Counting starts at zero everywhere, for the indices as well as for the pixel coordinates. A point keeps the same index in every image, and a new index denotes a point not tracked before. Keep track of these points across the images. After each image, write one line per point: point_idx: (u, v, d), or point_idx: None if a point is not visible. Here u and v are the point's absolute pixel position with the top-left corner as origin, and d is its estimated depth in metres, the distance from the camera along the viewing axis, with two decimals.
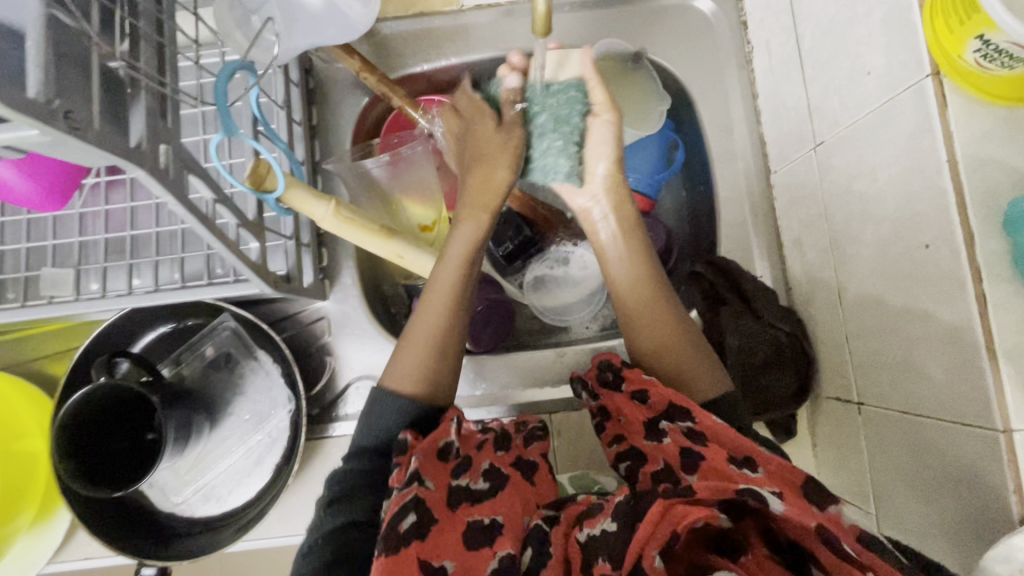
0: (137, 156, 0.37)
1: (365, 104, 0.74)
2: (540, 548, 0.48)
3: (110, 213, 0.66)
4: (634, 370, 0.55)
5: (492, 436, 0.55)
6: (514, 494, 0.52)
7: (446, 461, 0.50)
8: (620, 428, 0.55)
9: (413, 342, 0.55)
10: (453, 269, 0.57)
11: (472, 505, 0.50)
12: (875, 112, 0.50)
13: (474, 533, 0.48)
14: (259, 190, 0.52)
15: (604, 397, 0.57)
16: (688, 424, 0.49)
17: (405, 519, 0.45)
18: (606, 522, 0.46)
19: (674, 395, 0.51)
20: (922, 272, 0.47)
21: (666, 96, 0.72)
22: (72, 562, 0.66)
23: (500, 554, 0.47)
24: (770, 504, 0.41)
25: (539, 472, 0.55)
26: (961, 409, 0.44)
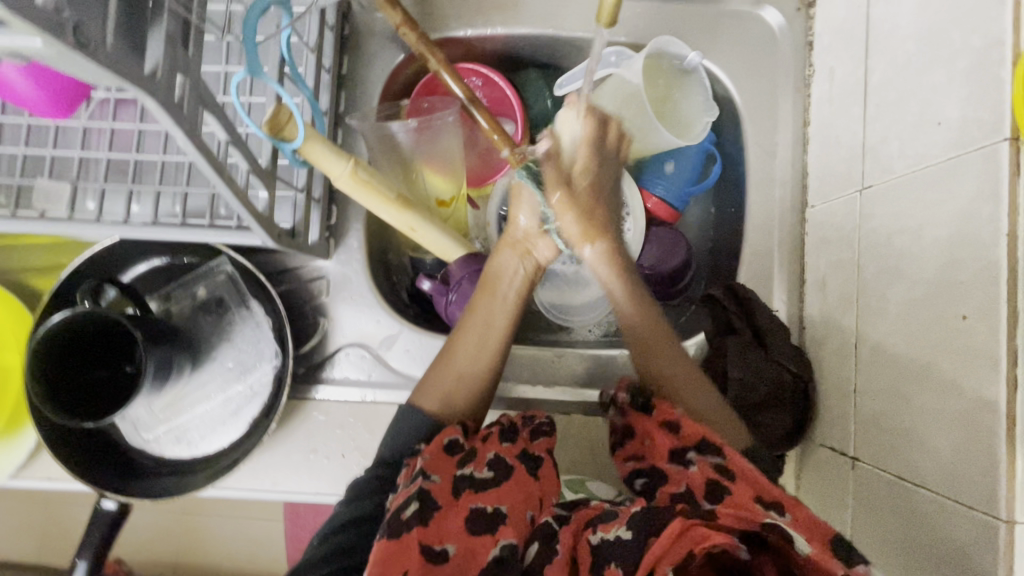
0: (150, 85, 0.34)
1: (398, 62, 0.70)
2: (547, 546, 0.44)
3: (116, 131, 0.62)
4: (667, 404, 0.54)
5: (497, 429, 0.53)
6: (516, 487, 0.48)
7: (456, 457, 0.49)
8: (641, 448, 0.55)
9: (449, 367, 0.57)
10: (490, 309, 0.59)
11: (476, 492, 0.47)
12: (936, 166, 0.47)
13: (479, 520, 0.46)
14: (278, 138, 0.49)
15: (633, 418, 0.57)
16: (718, 461, 0.48)
17: (410, 508, 0.44)
18: (621, 530, 0.42)
19: (708, 431, 0.50)
20: (951, 343, 0.45)
21: (713, 108, 0.68)
22: (34, 481, 0.63)
23: (502, 542, 0.45)
24: (795, 543, 0.40)
25: (546, 466, 0.51)
26: (961, 489, 0.43)
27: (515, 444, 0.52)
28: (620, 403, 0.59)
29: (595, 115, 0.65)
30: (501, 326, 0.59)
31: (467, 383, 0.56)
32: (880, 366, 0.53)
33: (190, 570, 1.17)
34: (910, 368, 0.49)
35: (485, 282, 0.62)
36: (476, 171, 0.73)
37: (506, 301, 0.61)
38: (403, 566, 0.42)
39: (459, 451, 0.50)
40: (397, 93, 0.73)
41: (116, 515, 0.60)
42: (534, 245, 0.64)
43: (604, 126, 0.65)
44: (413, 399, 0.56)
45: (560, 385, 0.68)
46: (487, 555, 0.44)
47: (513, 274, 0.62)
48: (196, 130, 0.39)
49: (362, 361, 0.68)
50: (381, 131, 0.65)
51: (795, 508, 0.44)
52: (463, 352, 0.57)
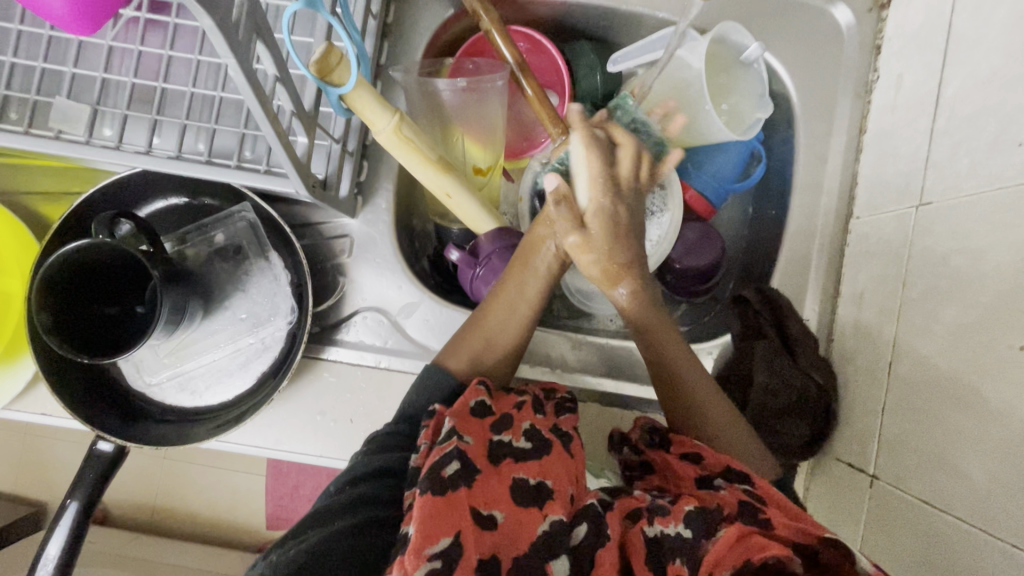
0: (212, 1, 0.31)
1: (447, 17, 0.66)
2: (597, 528, 0.42)
3: (143, 55, 0.58)
4: (685, 437, 0.54)
5: (529, 399, 0.52)
6: (558, 461, 0.47)
7: (492, 426, 0.48)
8: (662, 483, 0.53)
9: (478, 333, 0.57)
10: (526, 280, 0.59)
11: (517, 462, 0.46)
12: (1011, 189, 0.46)
13: (522, 489, 0.44)
14: (325, 82, 0.46)
15: (650, 453, 0.55)
16: (749, 488, 0.47)
17: (451, 466, 0.42)
18: (680, 526, 0.42)
19: (732, 460, 0.49)
20: (1004, 372, 0.43)
21: (768, 103, 0.66)
22: (27, 414, 0.60)
23: (550, 517, 0.42)
24: (858, 562, 0.38)
25: (577, 443, 0.50)
26: (996, 519, 0.43)
27: (547, 418, 0.51)
28: (635, 443, 0.57)
29: (597, 142, 0.60)
30: (530, 301, 0.59)
31: (494, 353, 0.56)
32: (917, 387, 0.52)
33: (169, 515, 1.15)
34: (952, 394, 0.48)
35: (517, 259, 0.60)
36: (515, 143, 0.70)
37: (540, 278, 0.59)
38: (457, 525, 0.39)
39: (492, 419, 0.49)
40: (441, 50, 0.69)
41: (110, 460, 0.57)
42: (565, 238, 0.59)
43: (628, 146, 0.60)
44: (439, 360, 0.55)
45: (579, 372, 0.66)
46: (537, 528, 0.42)
47: (547, 252, 0.60)
48: (248, 59, 0.36)
49: (380, 326, 0.65)
50: (426, 89, 0.62)
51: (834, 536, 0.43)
52: (492, 319, 0.57)
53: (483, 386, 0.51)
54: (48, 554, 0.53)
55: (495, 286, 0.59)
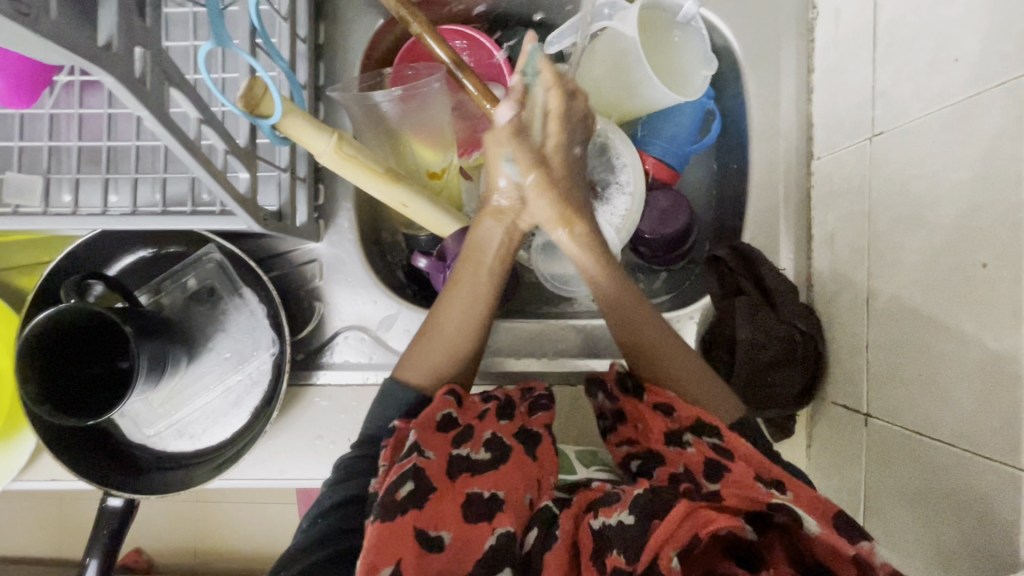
0: (107, 59, 0.31)
1: (378, 27, 0.66)
2: (547, 532, 0.45)
3: (85, 118, 0.59)
4: (658, 387, 0.54)
5: (493, 406, 0.52)
6: (515, 471, 0.48)
7: (450, 434, 0.49)
8: (635, 433, 0.53)
9: (431, 340, 0.56)
10: (479, 278, 0.57)
11: (471, 477, 0.47)
12: (956, 106, 0.45)
13: (474, 505, 0.45)
14: (254, 115, 0.46)
15: (624, 403, 0.55)
16: (717, 440, 0.48)
17: (405, 487, 0.44)
18: (624, 514, 0.42)
19: (702, 412, 0.50)
20: (973, 292, 0.43)
21: (713, 61, 0.65)
22: (37, 482, 0.62)
23: (499, 530, 0.44)
24: (805, 524, 0.40)
25: (543, 446, 0.51)
26: (983, 441, 0.42)
27: (512, 422, 0.51)
28: (610, 390, 0.56)
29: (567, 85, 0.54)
30: (484, 302, 0.57)
31: (453, 355, 0.55)
32: (896, 320, 0.51)
33: (210, 555, 1.18)
34: (929, 321, 0.47)
35: (467, 259, 0.57)
36: (468, 140, 0.70)
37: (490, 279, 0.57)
38: (398, 553, 0.41)
39: (455, 429, 0.49)
40: (379, 61, 0.69)
41: (122, 513, 0.59)
42: (519, 220, 0.58)
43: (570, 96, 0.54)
44: (399, 372, 0.55)
45: (564, 358, 0.68)
46: (484, 543, 0.43)
47: (497, 247, 0.57)
48: (162, 108, 0.36)
49: (362, 343, 0.66)
50: (367, 104, 0.62)
51: (797, 487, 0.44)
52: (449, 321, 0.56)
53: (450, 395, 0.51)
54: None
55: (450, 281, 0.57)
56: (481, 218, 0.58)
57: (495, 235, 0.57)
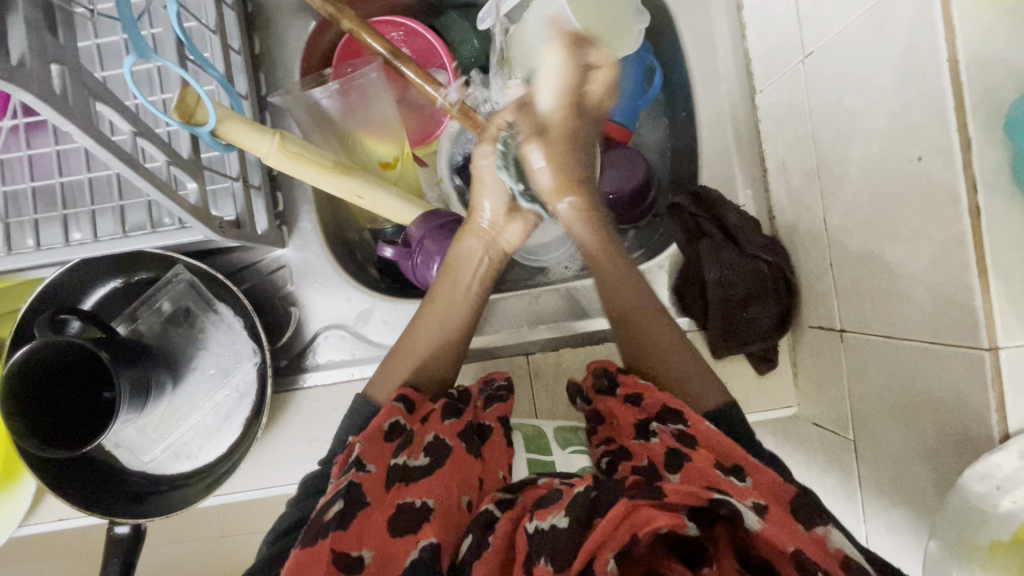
0: (21, 76, 0.32)
1: (311, 30, 0.67)
2: (481, 538, 0.44)
3: (35, 159, 0.59)
4: (631, 377, 0.55)
5: (441, 406, 0.53)
6: (452, 473, 0.48)
7: (392, 444, 0.50)
8: (611, 430, 0.54)
9: (410, 353, 0.59)
10: (460, 288, 0.61)
11: (406, 485, 0.47)
12: (869, 12, 0.45)
13: (404, 517, 0.45)
14: (191, 125, 0.47)
15: (598, 401, 0.56)
16: (681, 428, 0.49)
17: (333, 506, 0.45)
18: (559, 516, 0.40)
19: (669, 399, 0.51)
20: (913, 188, 0.43)
21: (646, 14, 0.65)
22: (45, 524, 0.63)
23: (423, 543, 0.44)
24: (744, 518, 0.39)
25: (490, 441, 0.52)
26: (944, 330, 0.42)
27: (461, 418, 0.52)
28: (586, 390, 0.58)
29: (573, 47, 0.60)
30: (461, 316, 0.61)
31: (430, 364, 0.58)
32: (852, 233, 0.52)
33: None
34: (880, 226, 0.48)
35: (445, 276, 0.61)
36: (417, 129, 0.70)
37: (467, 296, 0.61)
38: None
39: (398, 437, 0.50)
40: (319, 63, 0.70)
41: (130, 540, 0.59)
42: (501, 235, 0.63)
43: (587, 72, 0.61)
44: (371, 390, 0.57)
45: (543, 326, 0.68)
46: (407, 556, 0.43)
47: (479, 263, 0.62)
48: (90, 121, 0.37)
49: (343, 341, 0.67)
50: (308, 102, 0.63)
51: (757, 472, 0.45)
52: (424, 336, 0.59)
53: (399, 402, 0.53)
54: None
55: (427, 301, 0.61)
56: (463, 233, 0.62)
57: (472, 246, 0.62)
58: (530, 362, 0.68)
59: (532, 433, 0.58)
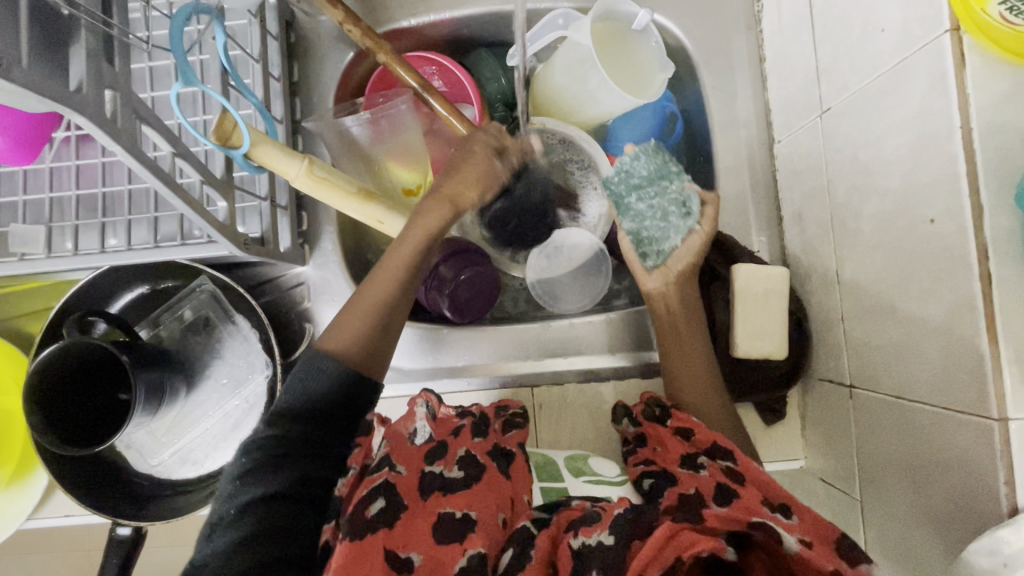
0: (77, 101, 0.34)
1: (349, 60, 0.70)
2: (520, 554, 0.44)
3: (82, 168, 0.63)
4: (684, 412, 0.55)
5: (470, 423, 0.53)
6: (490, 490, 0.48)
7: (426, 449, 0.50)
8: (653, 455, 0.53)
9: (370, 295, 0.54)
10: (393, 273, 0.55)
11: (444, 495, 0.47)
12: (886, 74, 0.46)
13: (448, 525, 0.45)
14: (226, 147, 0.50)
15: (647, 427, 0.56)
16: (731, 465, 0.49)
17: (375, 504, 0.45)
18: (603, 534, 0.42)
19: (719, 436, 0.52)
20: (925, 248, 0.43)
21: (671, 66, 0.65)
22: (51, 519, 0.64)
23: (470, 552, 0.43)
24: (783, 540, 0.42)
25: (516, 463, 0.52)
26: (954, 395, 0.42)
27: (488, 439, 0.52)
28: (636, 415, 0.58)
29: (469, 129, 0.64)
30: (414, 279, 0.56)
31: (382, 309, 0.54)
32: (864, 289, 0.51)
33: None
34: (891, 286, 0.47)
35: (400, 242, 0.55)
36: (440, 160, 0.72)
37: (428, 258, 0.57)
38: (368, 572, 0.41)
39: (429, 443, 0.51)
40: (353, 92, 0.74)
41: (131, 542, 0.60)
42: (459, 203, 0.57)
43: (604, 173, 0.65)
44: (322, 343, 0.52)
45: (552, 357, 0.69)
46: (456, 563, 0.43)
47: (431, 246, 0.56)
48: (134, 143, 0.40)
49: None
50: (340, 129, 0.67)
51: (802, 509, 0.45)
52: (383, 284, 0.54)
53: (423, 408, 0.53)
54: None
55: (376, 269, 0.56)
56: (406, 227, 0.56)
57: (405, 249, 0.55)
58: (535, 395, 0.68)
59: (543, 460, 0.60)
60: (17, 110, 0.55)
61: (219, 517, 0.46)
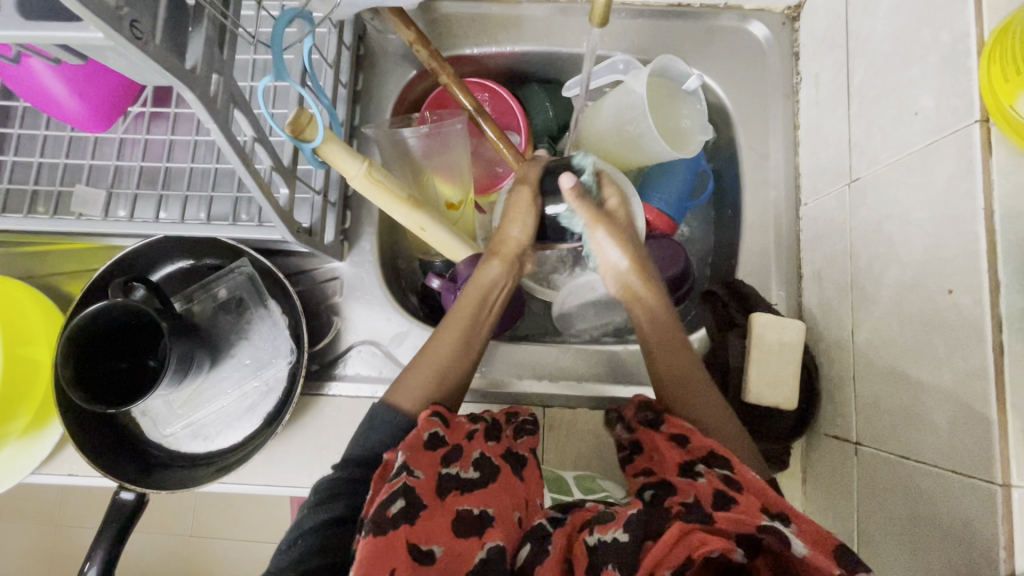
0: (190, 78, 0.38)
1: (410, 77, 0.75)
2: (539, 547, 0.49)
3: (149, 143, 0.67)
4: (676, 418, 0.57)
5: (481, 427, 0.57)
6: (503, 491, 0.53)
7: (439, 454, 0.52)
8: (651, 463, 0.56)
9: (429, 361, 0.61)
10: (454, 339, 0.63)
11: (461, 495, 0.51)
12: (915, 154, 0.50)
13: (464, 522, 0.49)
14: (298, 139, 0.53)
15: (642, 433, 0.58)
16: (727, 473, 0.49)
17: (395, 504, 0.47)
18: (618, 532, 0.45)
19: (716, 445, 0.52)
20: (941, 317, 0.46)
21: (709, 130, 0.72)
22: (55, 476, 0.65)
23: (489, 544, 0.48)
24: (790, 545, 0.43)
25: (528, 469, 0.57)
26: (959, 459, 0.44)
27: (501, 444, 0.58)
28: (629, 420, 0.60)
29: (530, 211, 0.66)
30: (476, 341, 0.64)
31: (445, 369, 0.61)
32: (877, 350, 0.54)
33: None
34: (905, 350, 0.50)
35: (467, 293, 0.65)
36: (482, 179, 0.77)
37: (490, 312, 0.66)
38: (391, 563, 0.45)
39: (440, 447, 0.53)
40: (408, 107, 0.78)
41: (132, 508, 0.60)
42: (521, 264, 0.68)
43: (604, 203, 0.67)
44: (392, 398, 0.59)
45: (566, 380, 0.70)
46: (475, 555, 0.48)
47: (494, 296, 0.66)
48: (226, 124, 0.43)
49: (373, 357, 0.70)
50: (395, 138, 0.71)
51: (801, 518, 0.45)
52: (442, 348, 0.62)
53: (436, 417, 0.54)
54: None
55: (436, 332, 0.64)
56: (459, 306, 0.65)
57: (456, 330, 0.63)
58: (546, 415, 0.70)
59: (552, 476, 0.65)
60: (105, 81, 0.59)
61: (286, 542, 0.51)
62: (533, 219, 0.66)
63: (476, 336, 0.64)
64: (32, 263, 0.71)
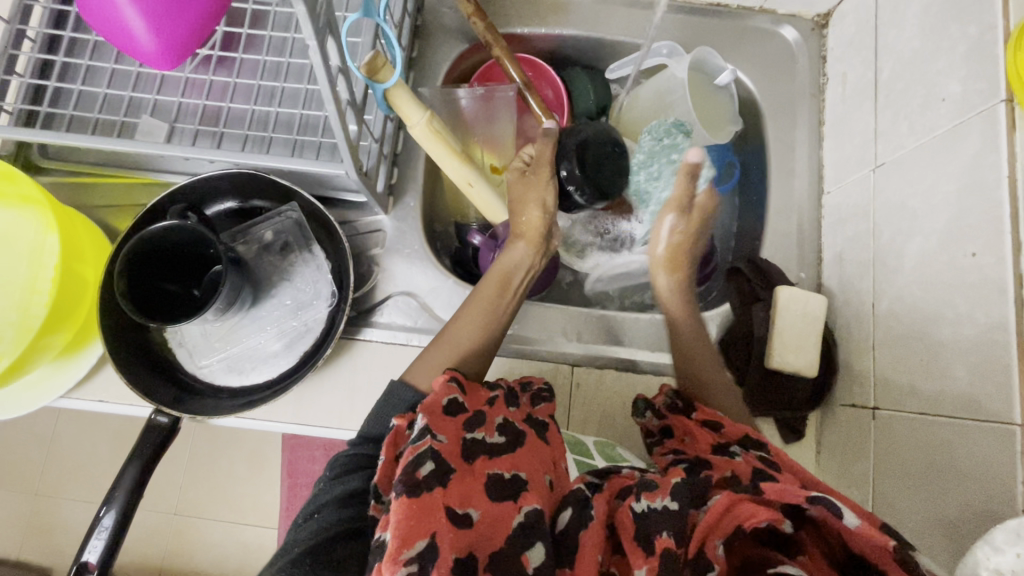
0: None
1: (462, 49, 0.79)
2: (580, 512, 0.49)
3: (213, 85, 0.70)
4: (707, 407, 0.60)
5: (501, 394, 0.58)
6: (530, 453, 0.53)
7: (461, 421, 0.52)
8: (681, 446, 0.59)
9: (446, 344, 0.62)
10: (475, 323, 0.63)
11: (490, 459, 0.51)
12: (941, 136, 0.55)
13: (497, 484, 0.49)
14: (372, 81, 0.57)
15: (671, 418, 0.61)
16: (763, 454, 0.53)
17: (424, 466, 0.46)
18: (666, 500, 0.46)
19: (749, 429, 0.56)
20: (964, 278, 0.50)
21: (739, 120, 0.77)
22: (85, 401, 0.66)
23: (526, 508, 0.47)
24: (841, 514, 0.42)
25: (551, 431, 0.57)
26: (980, 406, 0.47)
27: (521, 409, 0.58)
28: (658, 408, 0.63)
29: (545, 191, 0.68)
30: (496, 326, 0.64)
31: (463, 354, 0.61)
32: (898, 316, 0.58)
33: None
34: (926, 313, 0.54)
35: (491, 276, 0.66)
36: None
37: (512, 296, 0.66)
38: (430, 528, 0.43)
39: (460, 414, 0.53)
40: (457, 78, 0.82)
41: (164, 432, 0.62)
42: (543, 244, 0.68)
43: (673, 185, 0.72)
44: (408, 377, 0.60)
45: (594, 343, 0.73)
46: (514, 519, 0.46)
47: (516, 282, 0.66)
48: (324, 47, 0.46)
49: (409, 307, 0.72)
50: (448, 101, 0.75)
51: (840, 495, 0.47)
52: (461, 333, 0.62)
53: (452, 382, 0.55)
54: (90, 550, 0.56)
55: (454, 317, 0.64)
56: (479, 293, 0.65)
57: (476, 317, 0.63)
58: (574, 372, 0.72)
59: (574, 440, 0.66)
60: (181, 25, 0.56)
61: (310, 511, 0.52)
62: (550, 198, 0.67)
63: (495, 322, 0.64)
64: (79, 195, 0.73)
